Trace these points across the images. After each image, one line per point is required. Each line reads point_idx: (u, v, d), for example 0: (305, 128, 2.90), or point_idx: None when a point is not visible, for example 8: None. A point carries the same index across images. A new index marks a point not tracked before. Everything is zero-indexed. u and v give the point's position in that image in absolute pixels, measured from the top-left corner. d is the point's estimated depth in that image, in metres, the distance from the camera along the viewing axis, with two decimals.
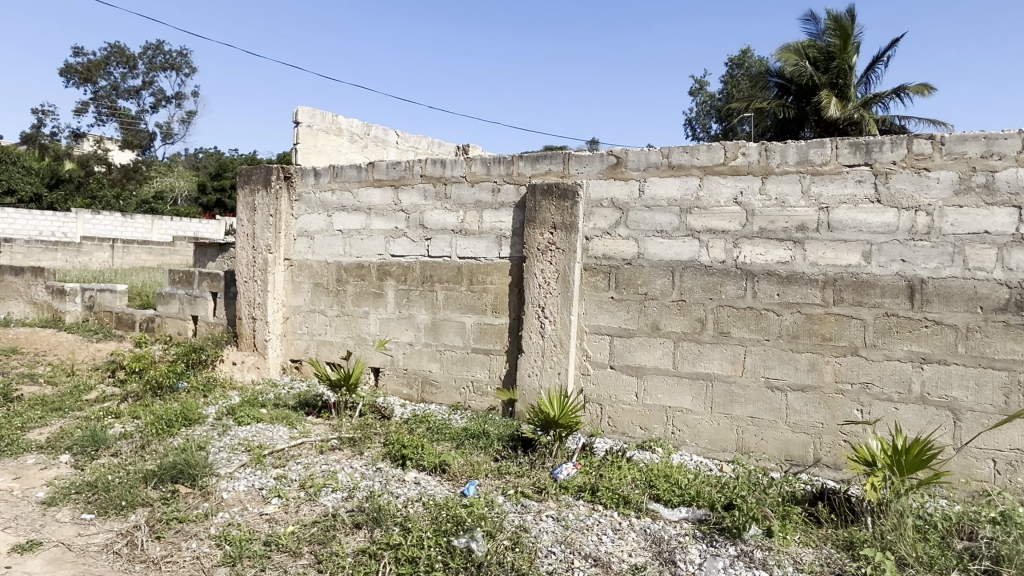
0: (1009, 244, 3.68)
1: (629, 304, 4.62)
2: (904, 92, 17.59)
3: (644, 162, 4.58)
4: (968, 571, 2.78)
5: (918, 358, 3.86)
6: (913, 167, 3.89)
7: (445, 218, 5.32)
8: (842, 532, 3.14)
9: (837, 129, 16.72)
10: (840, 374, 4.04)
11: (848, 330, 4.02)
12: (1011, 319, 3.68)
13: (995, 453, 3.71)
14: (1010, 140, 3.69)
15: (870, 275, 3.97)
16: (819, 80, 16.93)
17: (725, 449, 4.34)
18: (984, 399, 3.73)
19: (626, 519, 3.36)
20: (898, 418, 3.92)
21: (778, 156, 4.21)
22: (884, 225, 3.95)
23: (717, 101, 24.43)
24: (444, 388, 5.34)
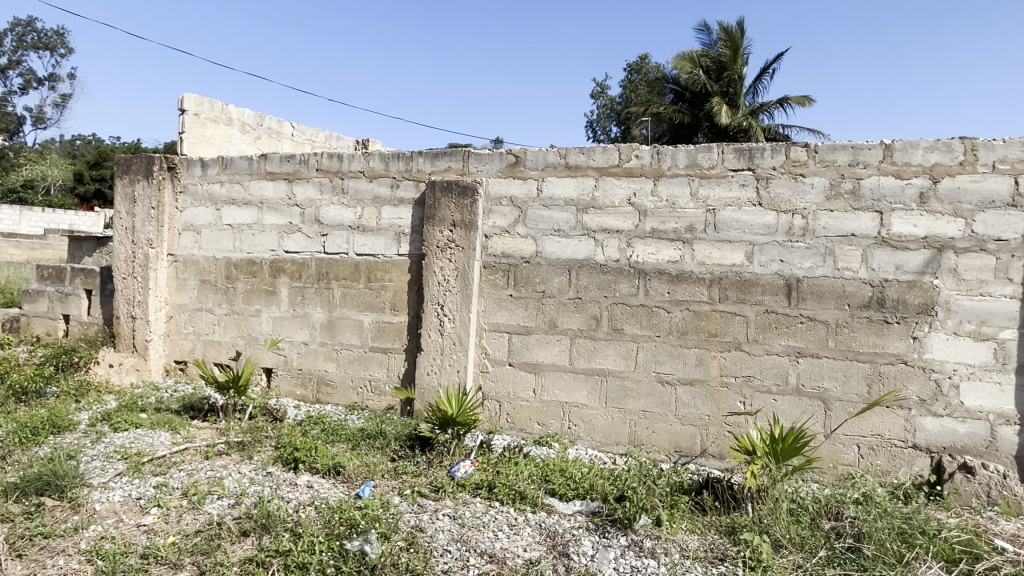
0: (872, 246, 4.00)
1: (527, 301, 4.68)
2: (787, 102, 18.72)
3: (542, 162, 4.65)
4: (834, 549, 3.02)
5: (794, 352, 4.12)
6: (790, 173, 4.14)
7: (341, 213, 5.19)
8: (724, 518, 3.30)
9: (728, 135, 17.59)
10: (725, 368, 4.25)
11: (732, 326, 4.23)
12: (874, 315, 3.99)
13: (859, 439, 4.02)
14: (873, 150, 4.00)
15: (752, 274, 4.20)
16: (712, 88, 17.74)
17: (618, 442, 4.47)
18: (851, 389, 4.03)
19: (522, 514, 3.40)
20: (776, 408, 4.17)
21: (669, 159, 4.37)
22: (765, 226, 4.19)
23: (617, 105, 25.14)
24: (340, 388, 5.21)
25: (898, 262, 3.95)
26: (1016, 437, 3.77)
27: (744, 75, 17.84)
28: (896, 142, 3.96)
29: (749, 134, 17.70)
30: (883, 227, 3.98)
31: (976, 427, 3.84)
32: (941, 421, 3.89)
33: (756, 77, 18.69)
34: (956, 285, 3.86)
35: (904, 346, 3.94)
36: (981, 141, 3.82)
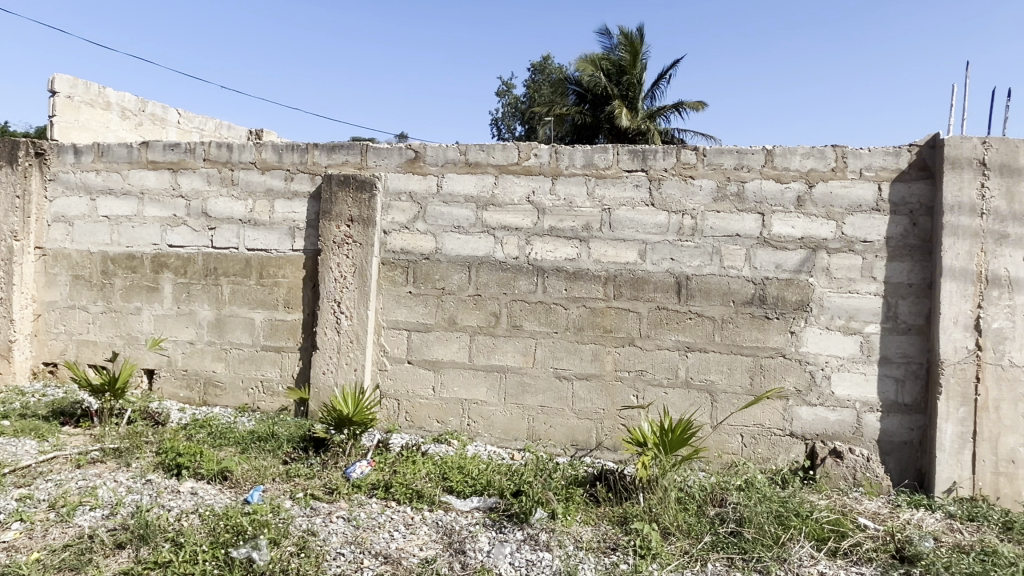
0: (755, 246, 4.23)
1: (426, 298, 4.64)
2: (681, 107, 19.51)
3: (441, 158, 4.62)
4: (718, 534, 3.17)
5: (683, 346, 4.30)
6: (681, 175, 4.32)
7: (231, 206, 4.96)
8: (617, 509, 3.40)
9: (627, 137, 18.13)
10: (619, 363, 4.37)
11: (626, 322, 4.36)
12: (756, 311, 4.22)
13: (743, 429, 4.24)
14: (756, 155, 4.23)
15: (645, 272, 4.34)
16: (612, 91, 18.22)
17: (517, 438, 4.51)
18: (735, 382, 4.24)
19: (419, 513, 3.37)
20: (667, 401, 4.33)
21: (567, 159, 4.46)
22: (657, 226, 4.35)
23: (521, 104, 25.37)
24: (230, 389, 4.98)
25: (777, 261, 4.20)
26: (879, 423, 4.09)
27: (642, 79, 18.43)
28: (776, 148, 4.21)
29: (647, 137, 18.32)
30: (765, 228, 4.22)
31: (845, 414, 4.13)
32: (815, 410, 4.16)
33: (653, 82, 19.36)
34: (828, 283, 4.15)
35: (782, 340, 4.19)
36: (850, 149, 4.13)
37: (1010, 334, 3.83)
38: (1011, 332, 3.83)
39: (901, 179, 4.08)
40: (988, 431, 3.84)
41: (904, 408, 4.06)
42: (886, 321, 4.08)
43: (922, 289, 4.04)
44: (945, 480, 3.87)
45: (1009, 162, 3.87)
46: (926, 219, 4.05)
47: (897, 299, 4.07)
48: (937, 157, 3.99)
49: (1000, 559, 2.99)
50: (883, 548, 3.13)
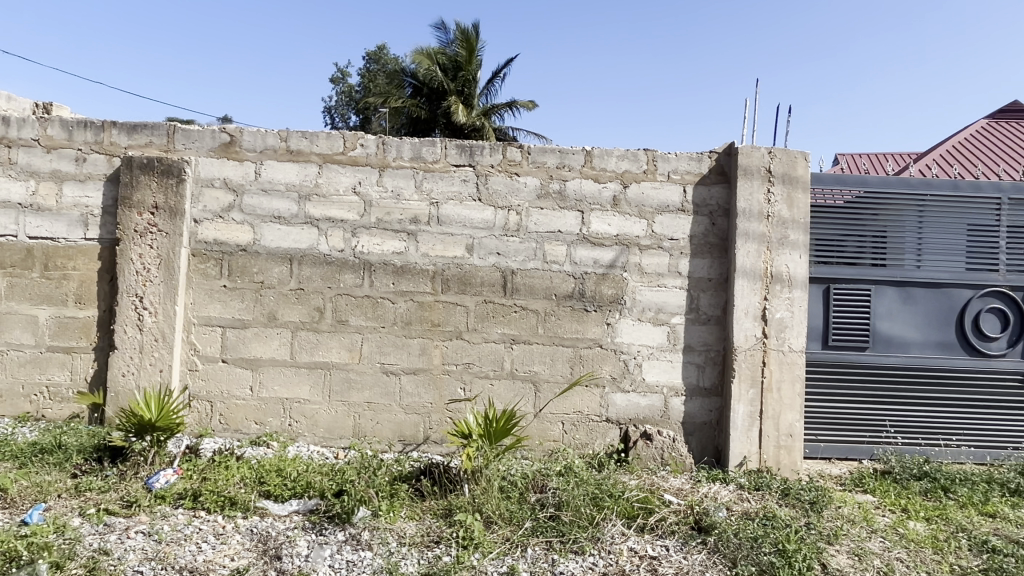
0: (575, 242, 4.43)
1: (243, 292, 4.37)
2: (515, 105, 20.01)
3: (260, 144, 4.38)
4: (538, 519, 3.30)
5: (508, 339, 4.41)
6: (507, 171, 4.42)
7: (8, 188, 4.36)
8: (442, 501, 3.42)
9: (462, 132, 18.28)
10: (447, 356, 4.39)
11: (453, 316, 4.39)
12: (576, 304, 4.43)
13: (563, 417, 4.43)
14: (576, 155, 4.44)
15: (471, 266, 4.39)
16: (448, 86, 18.25)
17: (342, 436, 4.39)
18: (556, 371, 4.42)
19: (231, 521, 3.17)
20: (492, 392, 4.42)
21: (394, 150, 4.40)
22: (483, 221, 4.41)
23: (355, 93, 24.69)
24: (7, 397, 4.38)
25: (595, 256, 4.43)
26: (683, 407, 4.45)
27: (477, 76, 18.66)
28: (594, 150, 4.45)
29: (481, 133, 18.57)
30: (584, 225, 4.43)
31: (654, 399, 4.45)
32: (628, 396, 4.44)
33: (488, 79, 19.70)
34: (640, 278, 4.44)
35: (600, 332, 4.43)
36: (660, 153, 4.46)
37: (789, 323, 4.34)
38: (790, 321, 4.34)
39: (703, 183, 4.47)
40: (772, 410, 4.32)
41: (704, 392, 4.45)
42: (689, 313, 4.45)
43: (719, 283, 4.46)
44: (737, 455, 4.30)
45: (790, 171, 4.39)
46: (723, 220, 4.47)
47: (698, 292, 4.46)
48: (732, 165, 4.42)
49: (778, 522, 3.38)
50: (684, 520, 3.41)
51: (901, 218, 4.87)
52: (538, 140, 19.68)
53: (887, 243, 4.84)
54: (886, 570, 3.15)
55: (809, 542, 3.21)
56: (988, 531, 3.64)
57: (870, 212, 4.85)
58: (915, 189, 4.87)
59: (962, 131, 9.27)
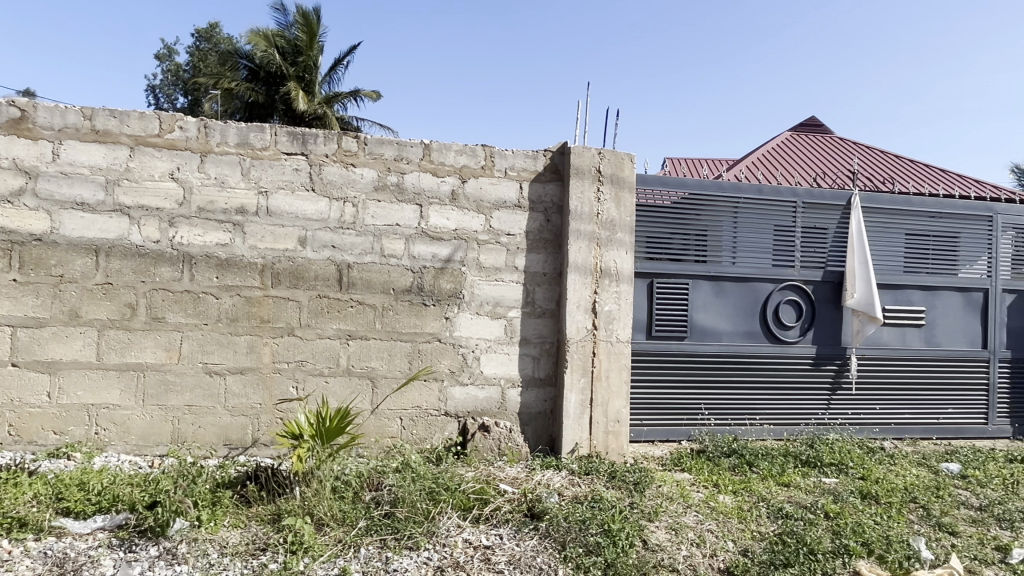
0: (413, 236, 4.39)
1: (37, 288, 3.89)
2: (360, 95, 19.50)
3: (58, 121, 3.92)
4: (372, 518, 3.24)
5: (344, 335, 4.28)
6: (342, 161, 4.30)
7: None
8: (270, 506, 3.27)
9: (303, 120, 17.53)
10: (277, 354, 4.19)
11: (284, 312, 4.19)
12: (414, 298, 4.39)
13: (401, 412, 4.38)
14: (414, 148, 4.40)
15: (304, 260, 4.22)
16: (287, 71, 17.41)
17: (158, 443, 4.05)
18: (394, 367, 4.36)
19: (20, 545, 2.83)
20: (327, 390, 4.27)
21: (218, 135, 4.12)
22: (317, 213, 4.25)
23: (183, 72, 22.86)
24: None
25: (433, 251, 4.42)
26: (519, 397, 4.57)
27: (319, 62, 17.96)
28: (433, 143, 4.44)
29: (324, 122, 17.91)
30: (422, 219, 4.41)
31: (492, 391, 4.53)
32: (466, 389, 4.48)
33: (331, 67, 19.04)
34: (478, 272, 4.50)
35: (438, 326, 4.43)
36: (497, 150, 4.53)
37: (617, 315, 4.59)
38: (617, 313, 4.60)
39: (538, 181, 4.61)
40: (601, 397, 4.55)
41: (539, 382, 4.60)
42: (525, 306, 4.57)
43: (553, 278, 4.62)
44: (569, 442, 4.48)
45: (618, 172, 4.64)
46: (557, 216, 4.64)
47: (534, 286, 4.59)
48: (565, 164, 4.59)
49: (605, 504, 3.57)
50: (517, 508, 3.50)
51: (719, 219, 5.32)
52: (382, 131, 19.34)
53: (707, 241, 5.27)
54: (698, 541, 3.42)
55: (631, 521, 3.42)
56: (783, 499, 4.08)
57: (693, 212, 5.25)
58: (730, 191, 5.33)
59: (769, 142, 10.31)
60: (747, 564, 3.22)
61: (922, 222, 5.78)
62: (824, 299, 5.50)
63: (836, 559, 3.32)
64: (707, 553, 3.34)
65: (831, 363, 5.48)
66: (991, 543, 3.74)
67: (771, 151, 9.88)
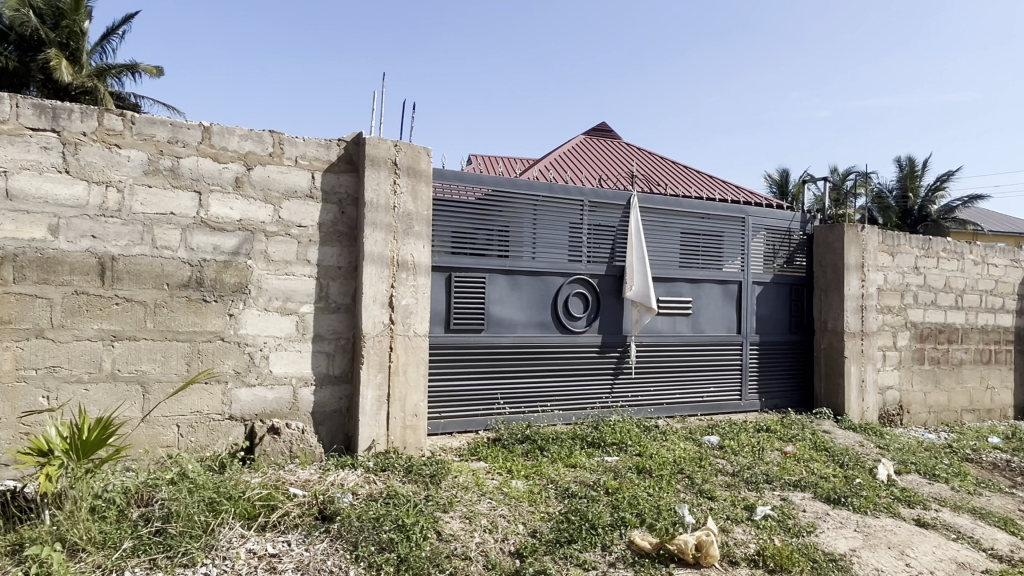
0: (191, 226, 4.04)
1: None
2: (138, 70, 17.59)
3: None
4: (140, 537, 2.94)
5: (108, 336, 3.83)
6: (104, 141, 3.83)
7: None
8: (12, 536, 2.85)
9: (68, 94, 15.45)
10: (22, 360, 3.64)
11: (30, 311, 3.65)
12: (192, 294, 4.04)
13: (178, 419, 4.01)
14: (192, 131, 4.05)
15: (57, 251, 3.70)
16: (45, 36, 15.22)
17: None
18: (169, 370, 3.98)
19: None
20: (86, 399, 3.79)
21: None
22: (73, 198, 3.75)
23: None
24: None
25: (214, 242, 4.10)
26: (312, 396, 4.39)
27: (86, 29, 15.91)
28: (213, 126, 4.11)
29: (94, 96, 15.91)
30: (202, 208, 4.06)
31: (282, 392, 4.30)
32: (254, 390, 4.21)
33: (103, 36, 16.98)
34: (266, 266, 4.24)
35: (221, 324, 4.12)
36: (287, 137, 4.31)
37: (414, 309, 4.58)
38: (414, 307, 4.58)
39: (331, 171, 4.45)
40: (398, 392, 4.51)
41: (334, 380, 4.45)
42: (319, 301, 4.40)
43: (348, 272, 4.49)
44: (366, 439, 4.39)
45: (414, 165, 4.62)
46: (352, 209, 4.51)
47: (328, 280, 4.43)
48: (360, 154, 4.48)
49: (400, 499, 3.55)
50: (308, 512, 3.37)
51: (520, 215, 5.51)
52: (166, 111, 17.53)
53: (509, 236, 5.45)
54: (490, 527, 3.52)
55: (426, 514, 3.44)
56: (570, 479, 4.34)
57: (495, 208, 5.40)
58: (529, 189, 5.54)
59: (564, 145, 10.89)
60: (535, 545, 3.37)
61: (692, 222, 6.45)
62: (607, 292, 5.93)
63: (614, 531, 3.60)
64: (499, 537, 3.44)
65: (614, 350, 5.92)
66: (741, 503, 4.27)
67: (565, 153, 10.44)
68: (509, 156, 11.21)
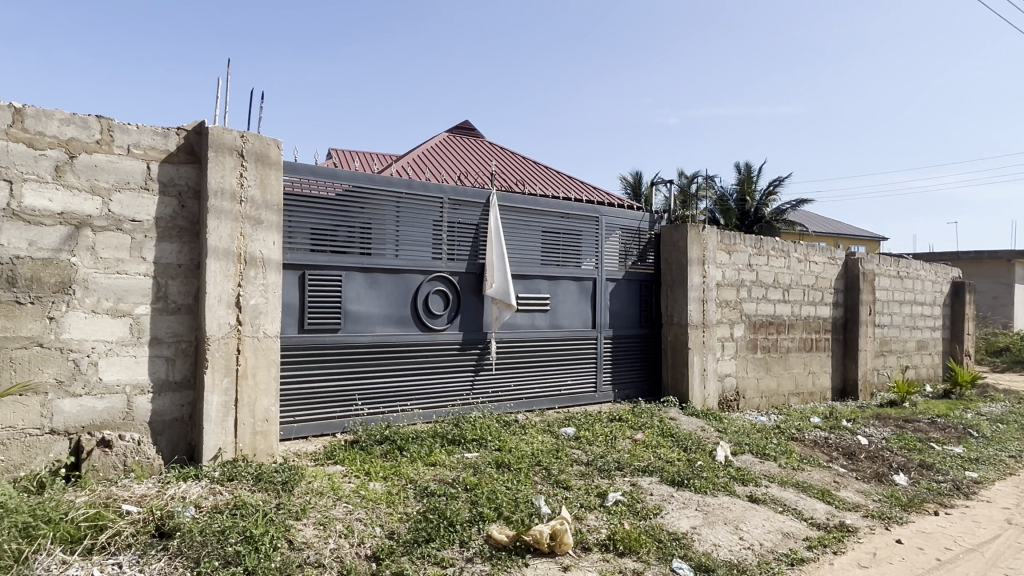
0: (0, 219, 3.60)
1: None
2: None
3: None
4: None
5: None
6: None
7: None
8: None
9: None
10: None
11: None
12: (4, 295, 3.61)
13: None
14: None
15: None
16: None
17: None
18: None
19: None
20: None
21: None
22: None
23: None
24: None
25: (30, 237, 3.68)
26: (149, 404, 4.06)
27: None
28: (26, 108, 3.68)
29: None
30: (14, 199, 3.63)
31: (114, 401, 3.95)
32: (79, 400, 3.83)
33: None
34: (93, 263, 3.86)
35: (38, 328, 3.71)
36: (117, 123, 3.95)
37: (263, 309, 4.36)
38: (264, 307, 4.37)
39: (170, 161, 4.14)
40: (246, 397, 4.28)
41: (175, 386, 4.14)
42: (156, 301, 4.08)
43: (190, 270, 4.20)
44: (211, 448, 4.13)
45: (263, 157, 4.39)
46: (193, 202, 4.22)
47: (167, 279, 4.11)
48: (202, 144, 4.20)
49: (248, 509, 3.37)
50: (142, 530, 3.11)
51: (380, 211, 5.41)
52: None
53: (371, 234, 5.34)
54: (346, 532, 3.42)
55: (277, 522, 3.29)
56: (429, 478, 4.32)
57: (355, 205, 5.26)
58: (390, 185, 5.44)
59: (427, 142, 10.81)
60: (392, 546, 3.33)
61: (550, 220, 6.62)
62: (467, 289, 5.96)
63: (472, 527, 3.63)
64: (355, 541, 3.36)
65: (474, 347, 5.97)
66: (594, 491, 4.45)
67: (428, 151, 10.36)
68: (371, 152, 10.97)
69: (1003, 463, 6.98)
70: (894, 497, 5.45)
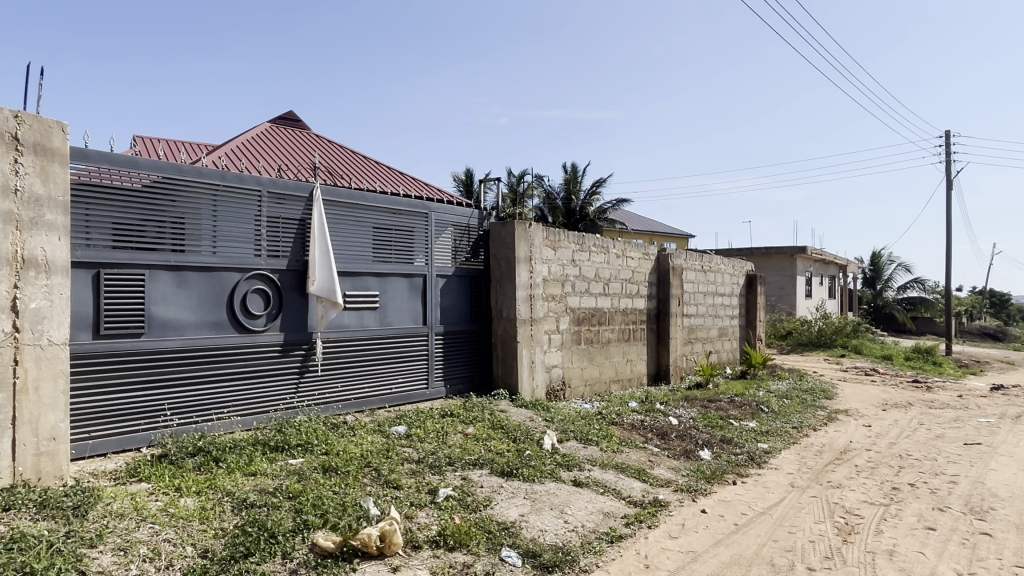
0: None
1: None
2: None
3: None
4: None
5: None
6: None
7: None
8: None
9: None
10: None
11: None
12: None
13: None
14: None
15: None
16: None
17: None
18: None
19: None
20: None
21: None
22: None
23: None
24: None
25: None
26: None
27: None
28: None
29: None
30: None
31: None
32: None
33: None
34: None
35: None
36: None
37: (47, 314, 3.86)
38: (48, 311, 3.86)
39: None
40: (28, 414, 3.76)
41: None
42: None
43: None
44: None
45: (42, 142, 3.88)
46: None
47: None
48: None
49: (28, 541, 2.95)
50: None
51: (190, 205, 4.99)
52: None
53: (184, 229, 4.93)
54: (152, 556, 3.12)
55: (66, 553, 2.92)
56: (248, 489, 4.06)
57: (164, 197, 4.83)
58: (202, 177, 5.04)
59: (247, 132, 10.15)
60: (205, 566, 3.09)
61: (379, 216, 6.49)
62: (289, 287, 5.66)
63: (296, 536, 3.47)
64: (162, 565, 3.08)
65: (297, 348, 5.70)
66: (424, 488, 4.43)
67: (248, 141, 9.71)
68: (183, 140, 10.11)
69: (787, 433, 7.92)
70: (700, 471, 5.98)
